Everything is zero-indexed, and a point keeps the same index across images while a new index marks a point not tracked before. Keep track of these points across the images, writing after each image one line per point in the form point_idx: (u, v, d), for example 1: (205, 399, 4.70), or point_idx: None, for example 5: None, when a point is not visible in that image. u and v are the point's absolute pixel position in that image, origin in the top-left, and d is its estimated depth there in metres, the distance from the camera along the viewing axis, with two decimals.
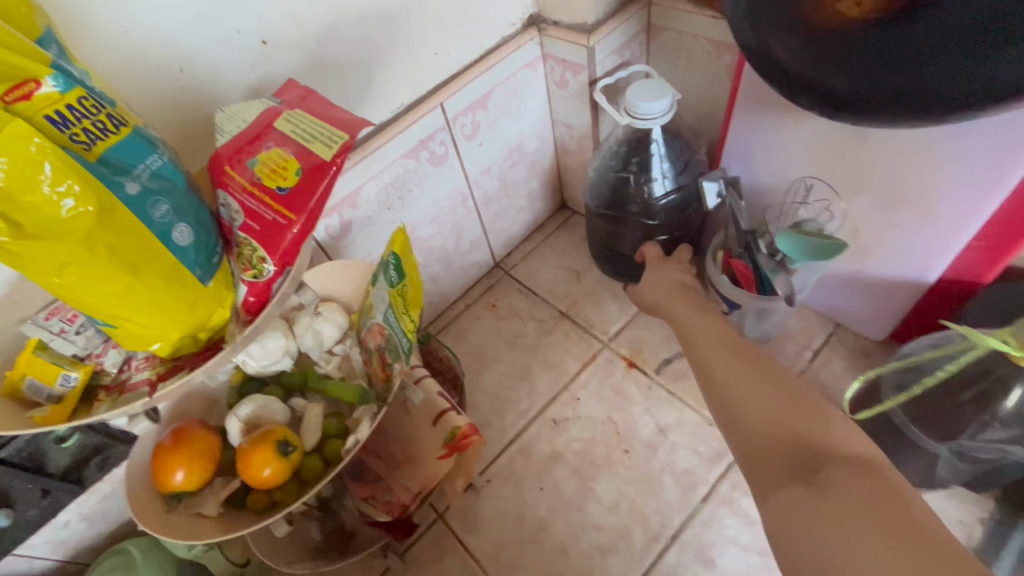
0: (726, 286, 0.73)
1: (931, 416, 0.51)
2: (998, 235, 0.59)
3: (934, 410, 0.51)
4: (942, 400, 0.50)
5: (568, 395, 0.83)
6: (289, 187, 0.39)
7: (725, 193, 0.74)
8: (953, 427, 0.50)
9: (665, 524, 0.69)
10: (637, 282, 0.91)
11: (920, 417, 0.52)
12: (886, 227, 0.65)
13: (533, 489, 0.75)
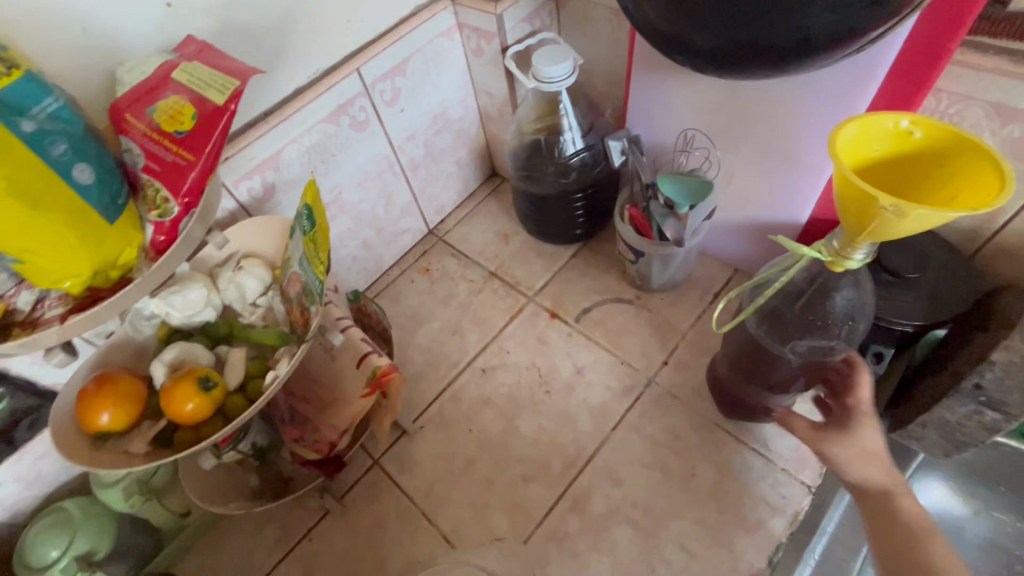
0: (629, 235, 0.80)
1: (778, 326, 0.59)
2: None
3: (780, 320, 0.59)
4: (785, 310, 0.58)
5: (496, 346, 0.89)
6: (187, 130, 0.43)
7: (627, 150, 0.80)
8: (794, 334, 0.59)
9: (580, 451, 0.76)
10: (559, 242, 0.97)
11: (771, 328, 0.61)
12: (761, 174, 0.73)
13: (463, 431, 0.81)
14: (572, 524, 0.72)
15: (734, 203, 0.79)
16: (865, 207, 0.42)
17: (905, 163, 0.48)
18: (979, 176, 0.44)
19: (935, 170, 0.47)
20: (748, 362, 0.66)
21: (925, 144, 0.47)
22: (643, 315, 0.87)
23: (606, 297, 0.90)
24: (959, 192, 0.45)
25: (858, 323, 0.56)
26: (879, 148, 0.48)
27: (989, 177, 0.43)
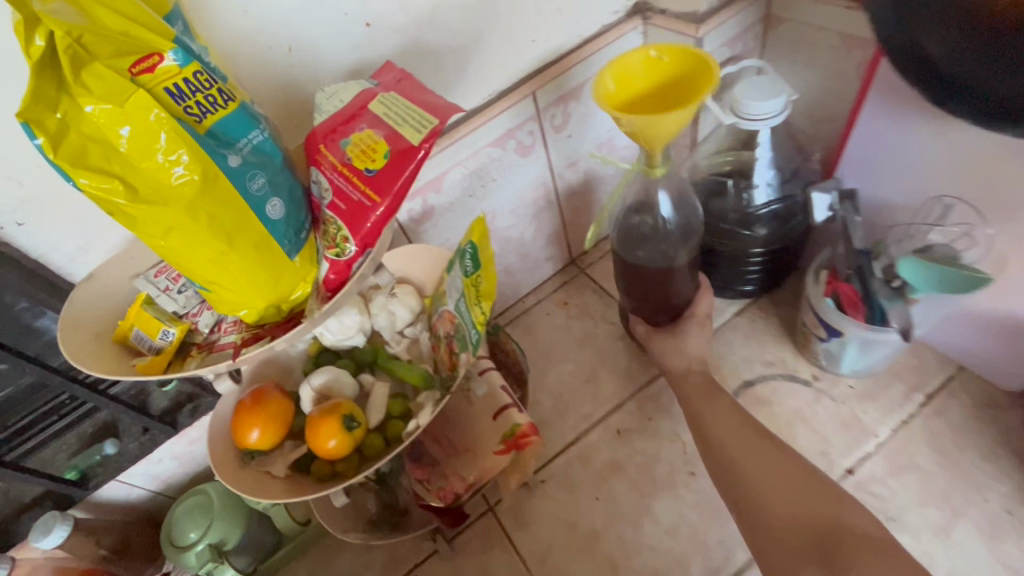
0: (830, 313, 0.65)
1: (632, 232, 0.67)
2: None
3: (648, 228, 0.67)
4: (667, 232, 0.66)
5: (635, 405, 0.79)
6: (377, 169, 0.39)
7: (839, 205, 0.66)
8: (641, 240, 0.67)
9: (728, 559, 0.66)
10: (720, 295, 0.84)
11: (628, 240, 0.68)
12: None
13: (588, 497, 0.73)
14: None
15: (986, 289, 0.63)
16: (620, 129, 0.55)
17: (666, 84, 0.59)
18: (706, 76, 0.54)
19: (683, 88, 0.57)
20: (644, 287, 0.70)
21: (674, 66, 0.58)
22: (824, 403, 0.72)
23: (777, 371, 0.76)
24: (694, 92, 0.55)
25: (692, 212, 0.66)
26: (641, 77, 0.58)
27: (708, 79, 0.54)
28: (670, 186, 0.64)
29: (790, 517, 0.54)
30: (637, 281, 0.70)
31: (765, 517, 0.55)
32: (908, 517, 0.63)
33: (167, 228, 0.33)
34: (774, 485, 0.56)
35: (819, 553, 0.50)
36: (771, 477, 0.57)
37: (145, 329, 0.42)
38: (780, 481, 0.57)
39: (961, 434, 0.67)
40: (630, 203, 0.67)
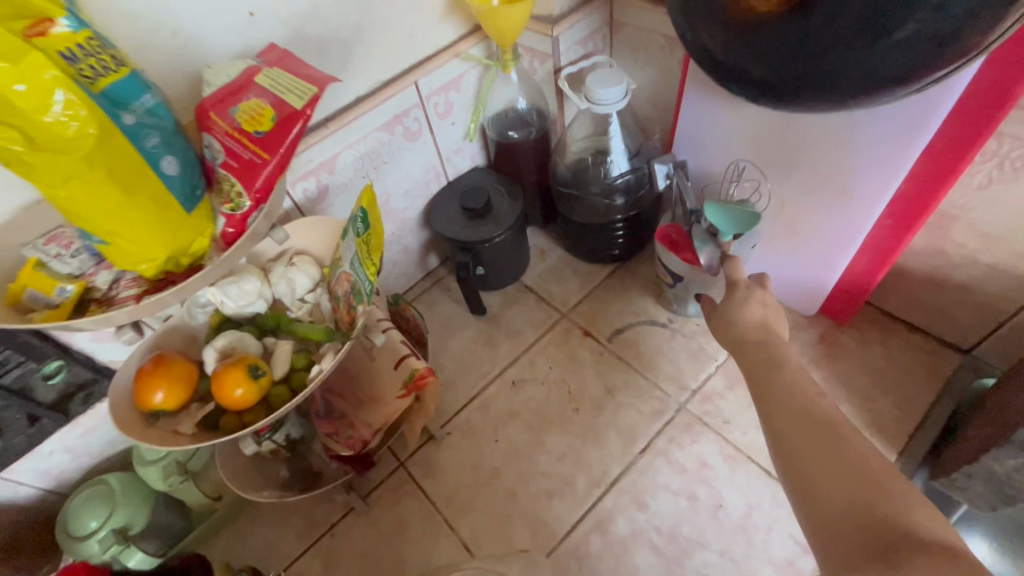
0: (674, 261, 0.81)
1: (498, 123, 0.90)
2: (901, 214, 0.67)
3: (511, 119, 0.90)
4: (522, 119, 0.90)
5: (527, 358, 0.90)
6: (264, 131, 0.45)
7: (673, 174, 0.81)
8: (508, 128, 0.91)
9: (606, 471, 0.76)
10: (590, 260, 0.99)
11: (495, 129, 0.91)
12: (811, 207, 0.73)
13: (489, 440, 0.81)
14: (592, 544, 0.70)
15: (778, 235, 0.79)
16: (480, 17, 0.75)
17: None
18: None
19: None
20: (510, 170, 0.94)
21: None
22: (677, 340, 0.87)
23: (640, 319, 0.91)
24: None
25: (535, 114, 0.90)
26: None
27: None
28: (524, 93, 0.88)
29: (839, 518, 0.44)
30: (507, 159, 0.93)
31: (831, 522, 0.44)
32: (738, 418, 0.78)
33: (66, 178, 0.37)
34: (839, 488, 0.45)
35: (876, 552, 0.40)
36: (849, 491, 0.44)
37: (39, 288, 0.45)
38: (852, 499, 0.44)
39: None
40: (502, 101, 0.89)
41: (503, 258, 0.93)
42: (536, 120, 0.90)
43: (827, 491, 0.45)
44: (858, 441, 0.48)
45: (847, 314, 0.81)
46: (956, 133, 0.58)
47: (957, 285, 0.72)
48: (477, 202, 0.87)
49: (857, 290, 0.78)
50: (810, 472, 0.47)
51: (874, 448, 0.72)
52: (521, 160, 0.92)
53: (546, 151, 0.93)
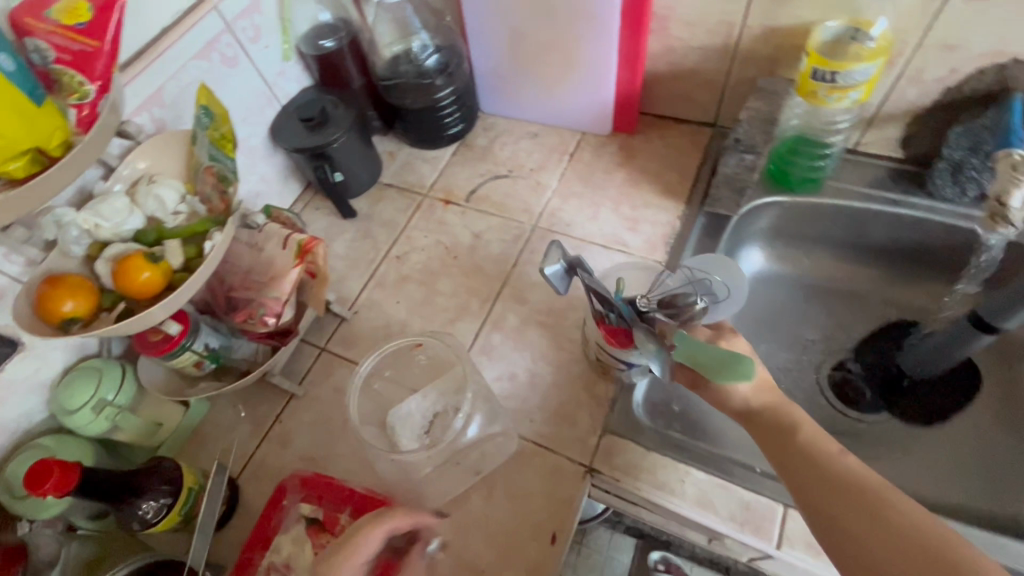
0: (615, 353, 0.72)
1: (309, 36, 1.00)
2: (632, 23, 0.90)
3: (319, 30, 1.01)
4: (331, 28, 1.01)
5: (405, 236, 1.03)
6: (87, 22, 0.52)
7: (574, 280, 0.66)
8: (320, 38, 1.00)
9: (490, 288, 0.93)
10: (432, 145, 1.14)
11: (308, 44, 1.00)
12: (577, 39, 0.95)
13: (392, 303, 0.95)
14: (494, 338, 0.88)
15: (566, 71, 1.00)
16: None
17: None
18: None
19: None
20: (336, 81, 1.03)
21: None
22: (519, 182, 1.06)
23: (486, 178, 1.08)
24: None
25: (339, 22, 1.01)
26: None
27: None
28: (324, 6, 1.00)
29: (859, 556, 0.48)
30: (328, 70, 1.02)
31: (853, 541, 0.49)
32: (576, 219, 0.99)
33: None
34: (869, 523, 0.49)
35: None
36: (867, 520, 0.49)
37: None
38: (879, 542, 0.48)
39: (593, 165, 1.06)
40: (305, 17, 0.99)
41: (350, 160, 1.02)
42: (343, 26, 1.01)
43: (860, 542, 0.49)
44: (890, 493, 0.50)
45: (631, 123, 1.04)
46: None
47: (689, 71, 0.97)
48: (313, 112, 0.98)
49: (630, 99, 1.01)
50: (874, 549, 0.48)
51: (671, 205, 0.97)
52: (341, 69, 1.02)
53: (361, 56, 1.04)
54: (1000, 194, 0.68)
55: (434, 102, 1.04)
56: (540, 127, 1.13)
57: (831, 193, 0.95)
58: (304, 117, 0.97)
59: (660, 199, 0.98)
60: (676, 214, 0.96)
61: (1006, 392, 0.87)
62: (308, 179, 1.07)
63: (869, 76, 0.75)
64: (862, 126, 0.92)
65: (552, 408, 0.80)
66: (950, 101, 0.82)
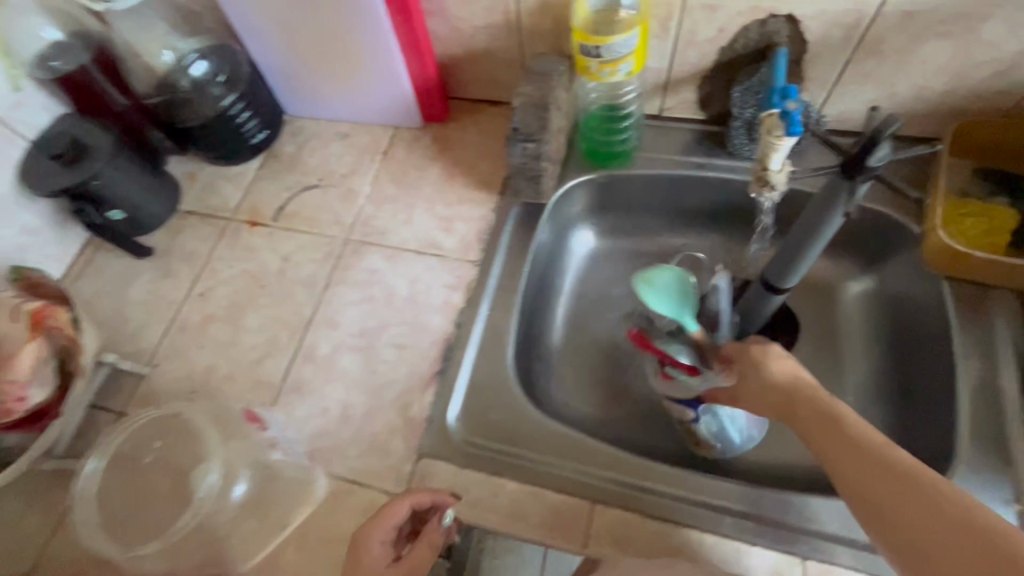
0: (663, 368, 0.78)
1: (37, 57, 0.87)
2: (401, 6, 0.82)
3: (54, 51, 0.87)
4: (65, 46, 0.88)
5: (209, 269, 0.93)
6: None
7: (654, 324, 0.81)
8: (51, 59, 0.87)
9: (301, 317, 0.86)
10: (231, 160, 1.02)
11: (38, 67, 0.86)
12: (350, 30, 0.85)
13: (196, 349, 0.86)
14: (306, 372, 0.81)
15: (354, 64, 0.91)
16: None
17: None
18: None
19: None
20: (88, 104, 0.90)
21: None
22: (330, 192, 0.98)
23: (295, 191, 0.99)
24: None
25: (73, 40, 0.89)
26: None
27: None
28: (46, 17, 0.87)
29: (868, 487, 0.48)
30: (75, 93, 0.89)
31: (854, 480, 0.49)
32: (390, 226, 0.92)
33: None
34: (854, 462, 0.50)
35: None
36: (853, 457, 0.50)
37: None
38: (867, 479, 0.48)
39: (408, 163, 0.99)
40: (26, 35, 0.85)
41: (129, 191, 0.90)
42: (78, 42, 0.89)
43: (855, 477, 0.49)
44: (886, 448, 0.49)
45: (439, 111, 0.97)
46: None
47: (483, 50, 0.91)
48: (64, 144, 0.86)
49: (431, 87, 0.94)
50: (866, 485, 0.48)
51: (486, 198, 0.92)
52: (91, 88, 0.89)
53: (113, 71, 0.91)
54: (763, 157, 0.67)
55: (224, 113, 0.93)
56: (350, 125, 1.04)
57: (644, 163, 0.92)
58: (54, 152, 0.86)
59: (475, 192, 0.93)
60: (491, 207, 0.91)
61: (820, 340, 0.90)
62: (85, 227, 0.93)
63: (633, 48, 0.72)
64: (660, 91, 0.89)
65: (368, 440, 0.75)
66: (729, 59, 0.80)
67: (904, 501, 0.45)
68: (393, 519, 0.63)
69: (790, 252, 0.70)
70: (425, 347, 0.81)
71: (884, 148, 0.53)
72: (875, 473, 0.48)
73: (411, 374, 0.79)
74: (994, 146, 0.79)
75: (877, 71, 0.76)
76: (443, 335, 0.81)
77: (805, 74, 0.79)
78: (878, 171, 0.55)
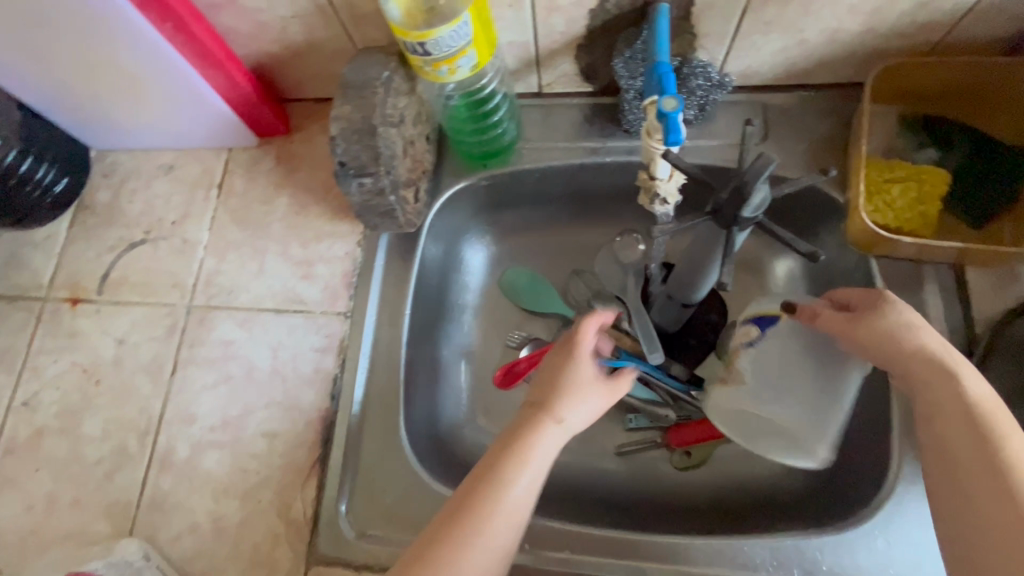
0: None
1: None
2: (164, 12, 0.62)
3: None
4: None
5: (29, 369, 0.76)
6: None
7: None
8: None
9: (150, 415, 0.72)
10: (37, 220, 0.82)
11: None
12: (109, 51, 0.65)
13: (31, 474, 0.72)
14: (165, 483, 0.69)
15: (136, 89, 0.71)
16: None
17: None
18: None
19: None
20: None
21: None
22: (160, 247, 0.80)
23: (118, 251, 0.81)
24: None
25: None
26: None
27: None
28: None
29: (962, 468, 0.44)
30: None
31: (952, 459, 0.45)
32: (239, 282, 0.76)
33: None
34: (963, 443, 0.44)
35: None
36: (962, 431, 0.45)
37: None
38: (969, 462, 0.44)
39: (250, 195, 0.81)
40: None
41: None
42: None
43: (958, 454, 0.44)
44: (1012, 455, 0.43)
45: (272, 125, 0.79)
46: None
47: (304, 45, 0.71)
48: None
49: (251, 100, 0.75)
50: (959, 463, 0.44)
51: (349, 229, 0.77)
52: None
53: None
54: (648, 163, 0.54)
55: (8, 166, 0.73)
56: (174, 154, 0.84)
57: (530, 156, 0.76)
58: None
59: (335, 223, 0.77)
60: (355, 240, 0.76)
61: None
62: None
63: (469, 36, 0.54)
64: (532, 66, 0.72)
65: (249, 555, 0.65)
66: (602, 23, 0.64)
67: (997, 500, 0.41)
68: (588, 345, 0.58)
69: (687, 271, 0.62)
70: (300, 430, 0.69)
71: (760, 191, 0.45)
72: (978, 463, 0.43)
73: (287, 467, 0.68)
74: (919, 90, 0.67)
75: (780, 18, 0.62)
76: (319, 413, 0.69)
77: (697, 29, 0.64)
78: (757, 220, 0.47)
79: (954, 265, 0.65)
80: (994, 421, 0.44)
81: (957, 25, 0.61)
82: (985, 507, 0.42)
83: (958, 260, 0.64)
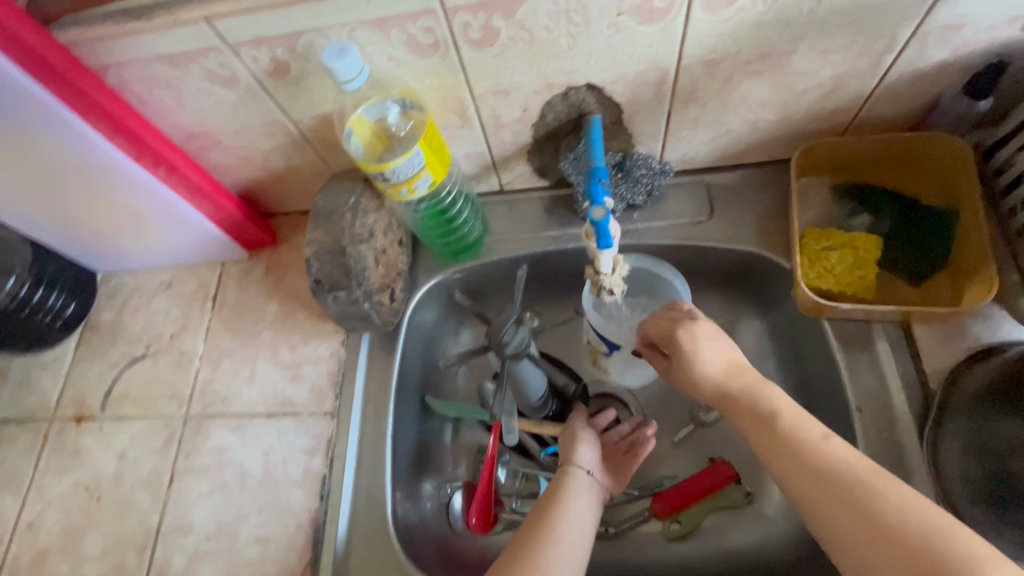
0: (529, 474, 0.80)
1: None
2: (157, 158, 0.70)
3: None
4: None
5: (35, 490, 0.80)
6: None
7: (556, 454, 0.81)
8: None
9: (148, 528, 0.74)
10: (45, 344, 0.87)
11: None
12: (110, 196, 0.73)
13: None
14: None
15: (135, 223, 0.79)
16: None
17: None
18: None
19: None
20: None
21: None
22: (159, 361, 0.85)
23: (120, 368, 0.86)
24: None
25: None
26: None
27: None
28: None
29: (832, 517, 0.47)
30: None
31: (821, 513, 0.48)
32: (232, 389, 0.81)
33: None
34: (819, 491, 0.49)
35: None
36: (817, 480, 0.49)
37: None
38: (834, 507, 0.47)
39: (242, 305, 0.87)
40: None
41: None
42: None
43: (823, 508, 0.48)
44: (870, 492, 0.46)
45: (260, 240, 0.86)
46: (69, 88, 0.60)
47: (285, 170, 0.79)
48: None
49: (240, 221, 0.82)
50: (827, 513, 0.48)
51: (333, 330, 0.82)
52: None
53: None
54: (593, 260, 0.59)
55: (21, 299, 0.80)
56: (173, 271, 0.91)
57: (496, 249, 0.82)
58: None
59: (320, 325, 0.82)
60: (339, 341, 0.81)
61: None
62: None
63: (423, 162, 0.61)
64: (490, 170, 0.79)
65: None
66: (545, 133, 0.72)
67: (878, 539, 0.44)
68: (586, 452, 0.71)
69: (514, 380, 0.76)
70: (292, 534, 0.71)
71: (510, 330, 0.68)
72: (839, 507, 0.47)
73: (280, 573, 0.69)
74: (844, 163, 0.73)
75: (704, 116, 0.69)
76: (309, 515, 0.71)
77: (632, 130, 0.71)
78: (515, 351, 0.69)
79: (903, 323, 0.68)
80: (846, 462, 0.49)
81: (865, 108, 0.67)
82: (869, 550, 0.44)
83: (904, 319, 0.67)
